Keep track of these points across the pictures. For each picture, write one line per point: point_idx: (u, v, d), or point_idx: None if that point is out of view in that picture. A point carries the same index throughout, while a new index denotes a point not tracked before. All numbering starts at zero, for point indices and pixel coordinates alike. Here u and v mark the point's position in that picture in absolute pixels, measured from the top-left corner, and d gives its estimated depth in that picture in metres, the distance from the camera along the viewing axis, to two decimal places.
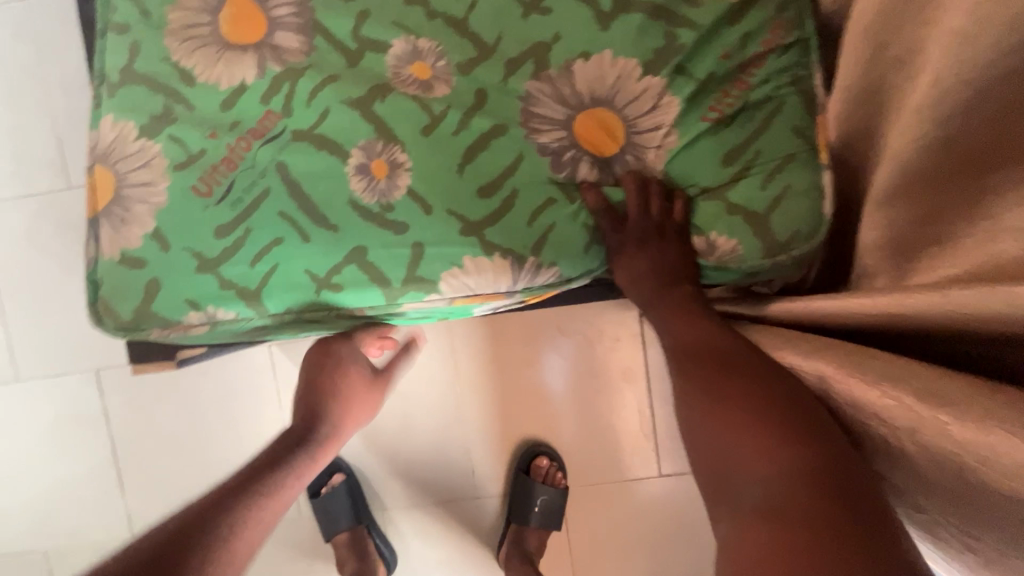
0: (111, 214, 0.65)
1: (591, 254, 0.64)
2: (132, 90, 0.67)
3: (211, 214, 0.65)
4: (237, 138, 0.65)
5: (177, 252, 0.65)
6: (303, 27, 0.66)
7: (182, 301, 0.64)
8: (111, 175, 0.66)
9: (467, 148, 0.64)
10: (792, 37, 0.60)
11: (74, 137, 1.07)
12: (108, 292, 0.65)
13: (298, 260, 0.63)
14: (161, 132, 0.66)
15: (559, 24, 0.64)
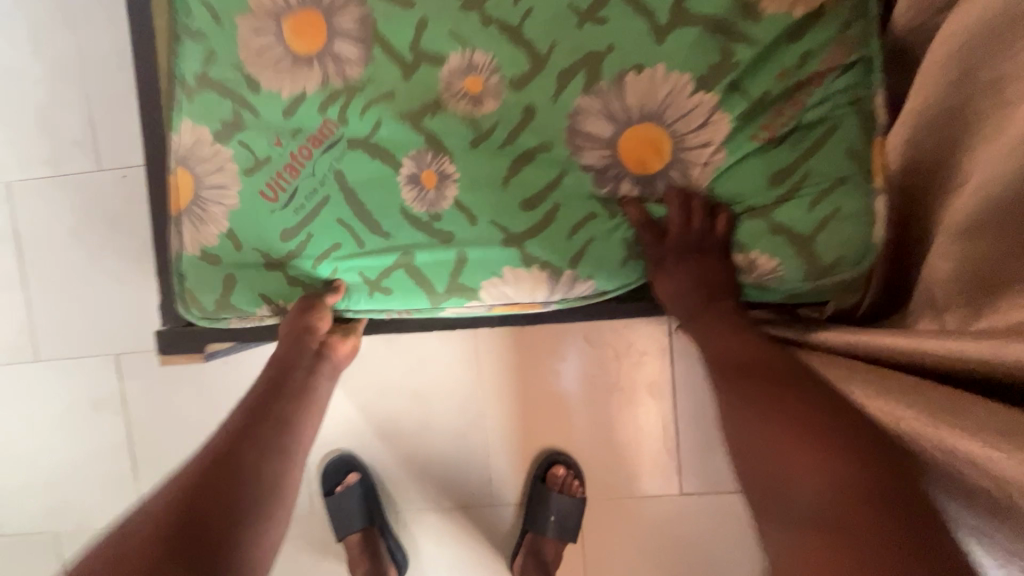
0: (191, 214, 0.68)
1: (629, 268, 0.63)
2: (207, 95, 0.69)
3: (277, 218, 0.67)
4: (299, 146, 0.67)
5: (250, 251, 0.68)
6: (363, 38, 0.65)
7: (255, 295, 0.67)
8: (191, 176, 0.69)
9: (513, 163, 0.64)
10: (856, 55, 0.58)
11: (109, 122, 1.06)
12: (194, 283, 0.69)
13: (354, 264, 0.66)
14: (230, 138, 0.68)
15: (614, 34, 0.61)
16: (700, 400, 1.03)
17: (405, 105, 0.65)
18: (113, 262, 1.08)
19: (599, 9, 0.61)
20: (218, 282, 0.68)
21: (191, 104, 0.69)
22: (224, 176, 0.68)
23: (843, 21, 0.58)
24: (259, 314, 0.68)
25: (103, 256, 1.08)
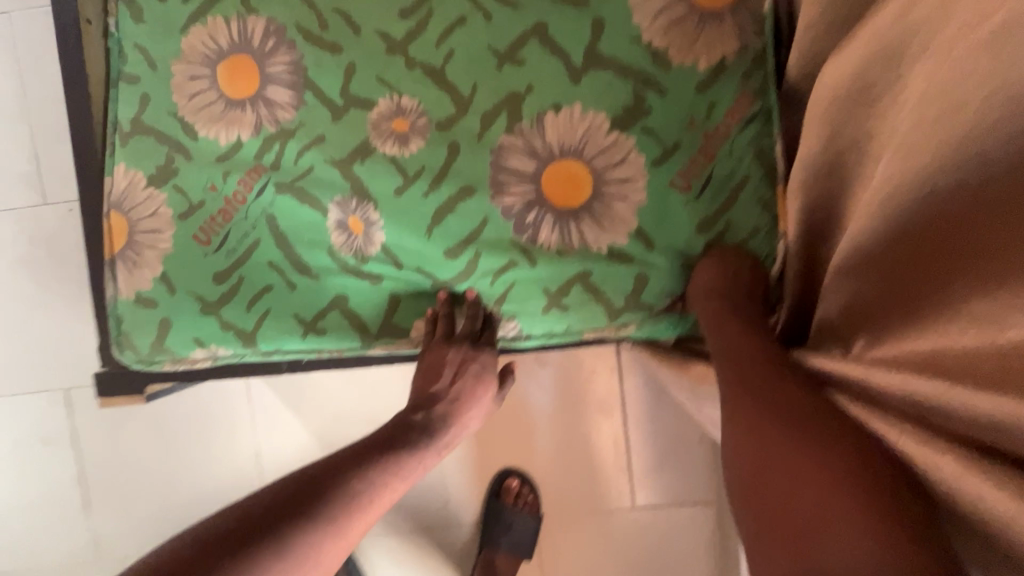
0: (125, 258, 0.69)
1: (550, 316, 0.67)
2: (143, 141, 0.70)
3: (209, 262, 0.68)
4: (232, 191, 0.68)
5: (183, 295, 0.68)
6: (294, 83, 0.67)
7: (189, 339, 0.68)
8: (125, 223, 0.70)
9: (437, 209, 0.66)
10: (755, 107, 0.61)
11: (54, 155, 1.06)
12: (129, 328, 0.69)
13: (286, 307, 0.68)
14: (165, 184, 0.69)
15: (533, 76, 0.64)
16: (651, 414, 1.06)
17: (336, 150, 0.67)
18: (60, 296, 1.07)
19: (518, 52, 0.64)
20: (154, 325, 0.69)
21: (125, 149, 0.70)
22: (157, 219, 0.69)
23: (744, 70, 0.61)
24: (193, 357, 0.69)
25: (49, 290, 1.07)
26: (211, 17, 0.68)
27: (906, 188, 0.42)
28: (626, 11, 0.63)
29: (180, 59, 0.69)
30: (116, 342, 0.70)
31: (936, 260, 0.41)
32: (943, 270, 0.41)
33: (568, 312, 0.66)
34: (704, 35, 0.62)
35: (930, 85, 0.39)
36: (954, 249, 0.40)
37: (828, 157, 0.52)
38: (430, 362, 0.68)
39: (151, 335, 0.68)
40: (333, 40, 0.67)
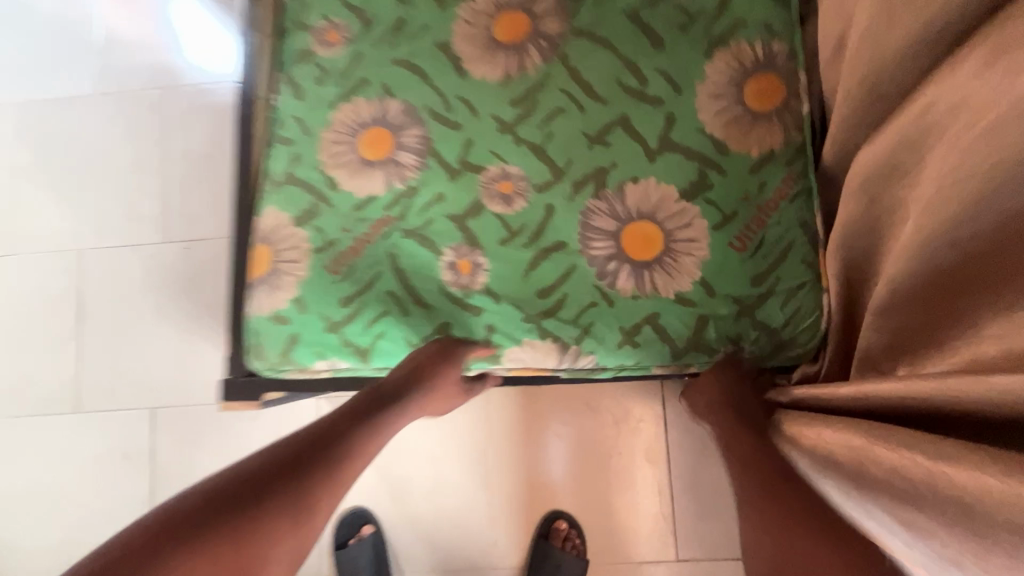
0: (266, 281, 0.82)
1: (624, 351, 0.77)
2: (291, 189, 0.87)
3: (338, 288, 0.81)
4: (363, 232, 0.83)
5: (314, 315, 0.81)
6: (422, 151, 0.84)
7: (313, 351, 0.80)
8: (269, 253, 0.84)
9: (533, 257, 0.79)
10: (798, 187, 0.76)
11: (184, 204, 1.26)
12: (260, 340, 0.81)
13: (399, 330, 0.80)
14: (307, 224, 0.84)
15: (616, 156, 0.80)
16: (693, 466, 1.12)
17: (452, 203, 0.82)
18: (165, 322, 1.22)
19: (604, 136, 0.81)
20: (285, 339, 0.80)
21: (277, 194, 0.87)
22: (297, 249, 0.83)
23: (788, 158, 0.77)
24: (314, 368, 0.81)
25: (156, 317, 1.23)
26: (361, 101, 0.88)
27: (923, 248, 0.55)
28: (692, 109, 0.80)
29: (330, 129, 0.88)
30: (247, 351, 0.81)
31: (950, 303, 0.54)
32: (956, 310, 0.54)
33: (639, 348, 0.77)
34: (756, 131, 0.78)
35: (940, 165, 0.53)
36: (961, 295, 0.53)
37: (865, 220, 0.67)
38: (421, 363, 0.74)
39: (282, 346, 0.80)
40: (457, 121, 0.85)
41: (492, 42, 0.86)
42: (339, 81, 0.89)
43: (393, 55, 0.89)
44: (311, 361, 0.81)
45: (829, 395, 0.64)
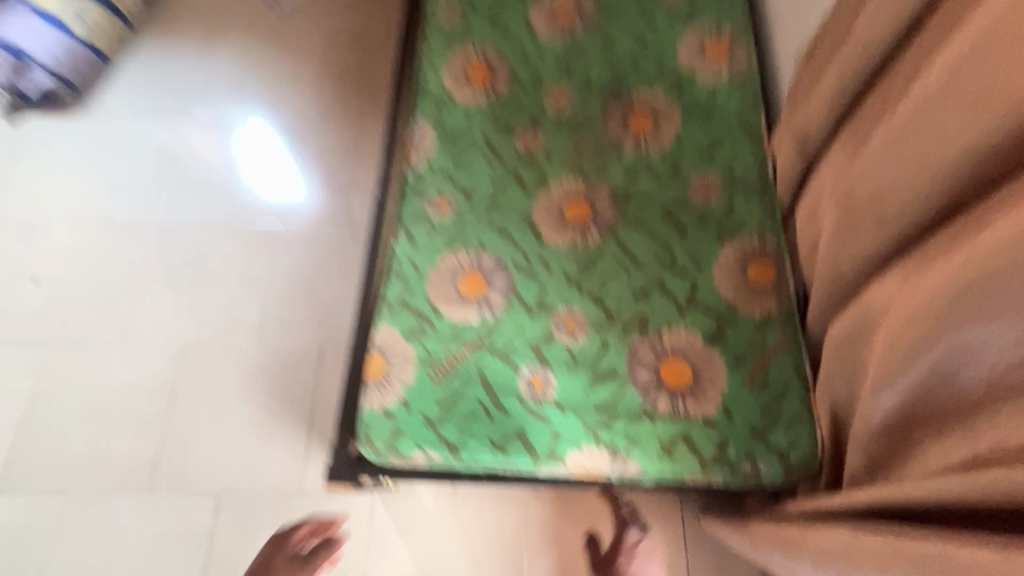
0: (379, 383, 1.04)
1: (665, 460, 0.96)
2: (402, 311, 1.12)
3: (437, 392, 1.03)
4: (460, 349, 1.07)
5: (416, 412, 1.01)
6: (508, 292, 1.12)
7: (413, 443, 0.98)
8: (382, 360, 1.06)
9: (592, 379, 1.02)
10: (791, 341, 1.03)
11: (280, 314, 1.51)
12: (370, 430, 1.00)
13: (484, 430, 1.00)
14: (414, 339, 1.08)
15: (654, 307, 1.08)
16: None
17: (530, 333, 1.08)
18: (245, 414, 1.40)
19: (645, 292, 1.09)
20: (390, 431, 1.00)
21: (391, 315, 1.11)
22: (404, 359, 1.06)
23: (782, 319, 1.05)
24: (412, 457, 0.98)
25: (238, 409, 1.41)
26: (462, 252, 1.18)
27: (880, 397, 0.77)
28: (710, 279, 1.10)
29: (436, 270, 1.17)
30: (358, 440, 1.00)
31: (905, 431, 0.76)
32: (910, 435, 0.75)
33: (676, 458, 0.97)
34: (757, 299, 1.07)
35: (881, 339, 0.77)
36: (913, 426, 0.75)
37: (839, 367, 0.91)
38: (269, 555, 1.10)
39: (389, 437, 0.99)
40: (535, 272, 1.14)
41: (563, 221, 1.19)
42: (446, 236, 1.20)
43: (489, 222, 1.21)
44: (410, 451, 0.99)
45: (821, 503, 0.84)
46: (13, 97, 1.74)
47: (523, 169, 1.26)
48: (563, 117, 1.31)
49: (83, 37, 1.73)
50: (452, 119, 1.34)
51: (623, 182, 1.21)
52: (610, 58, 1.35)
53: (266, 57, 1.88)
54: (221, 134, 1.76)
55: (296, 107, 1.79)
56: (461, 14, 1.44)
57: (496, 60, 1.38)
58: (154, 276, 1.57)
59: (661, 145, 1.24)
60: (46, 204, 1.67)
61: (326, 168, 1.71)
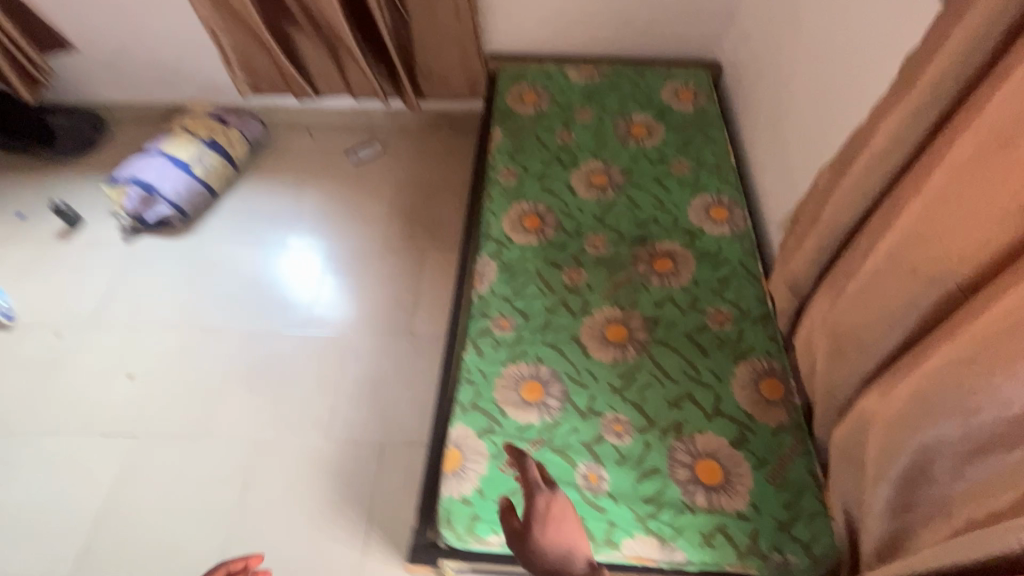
0: (456, 474, 1.22)
1: (705, 549, 1.13)
2: (474, 413, 1.33)
3: (507, 483, 1.21)
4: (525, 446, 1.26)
5: (490, 501, 1.19)
6: (563, 399, 1.34)
7: (490, 527, 1.16)
8: (458, 454, 1.25)
9: (638, 475, 1.21)
10: (802, 446, 1.25)
11: (345, 414, 1.71)
12: (451, 515, 1.17)
13: None
14: (485, 437, 1.28)
15: (686, 414, 1.30)
16: None
17: (584, 434, 1.28)
18: (308, 508, 1.54)
19: (678, 402, 1.32)
20: (469, 516, 1.17)
21: (464, 416, 1.32)
22: (478, 454, 1.25)
23: (793, 428, 1.27)
24: (488, 540, 1.15)
25: (302, 502, 1.55)
26: (522, 364, 1.42)
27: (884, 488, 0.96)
28: (730, 392, 1.33)
29: (501, 378, 1.39)
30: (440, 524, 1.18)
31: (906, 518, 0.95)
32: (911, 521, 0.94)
33: (714, 548, 1.13)
34: (771, 409, 1.30)
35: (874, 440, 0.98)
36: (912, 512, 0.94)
37: (843, 464, 1.10)
38: None
39: (469, 521, 1.17)
40: (584, 382, 1.37)
41: (606, 340, 1.45)
42: (509, 349, 1.45)
43: (544, 339, 1.47)
44: (487, 534, 1.16)
45: None
46: (134, 224, 2.13)
47: (570, 298, 1.56)
48: (601, 257, 1.63)
49: (201, 178, 2.18)
50: (511, 256, 1.66)
51: (652, 310, 1.50)
52: (635, 213, 1.72)
53: (344, 198, 2.29)
54: (304, 258, 2.09)
55: (367, 238, 2.15)
56: (517, 177, 1.84)
57: (545, 212, 1.76)
58: (237, 375, 1.78)
59: (681, 282, 1.55)
60: (147, 311, 1.93)
61: (389, 288, 2.01)
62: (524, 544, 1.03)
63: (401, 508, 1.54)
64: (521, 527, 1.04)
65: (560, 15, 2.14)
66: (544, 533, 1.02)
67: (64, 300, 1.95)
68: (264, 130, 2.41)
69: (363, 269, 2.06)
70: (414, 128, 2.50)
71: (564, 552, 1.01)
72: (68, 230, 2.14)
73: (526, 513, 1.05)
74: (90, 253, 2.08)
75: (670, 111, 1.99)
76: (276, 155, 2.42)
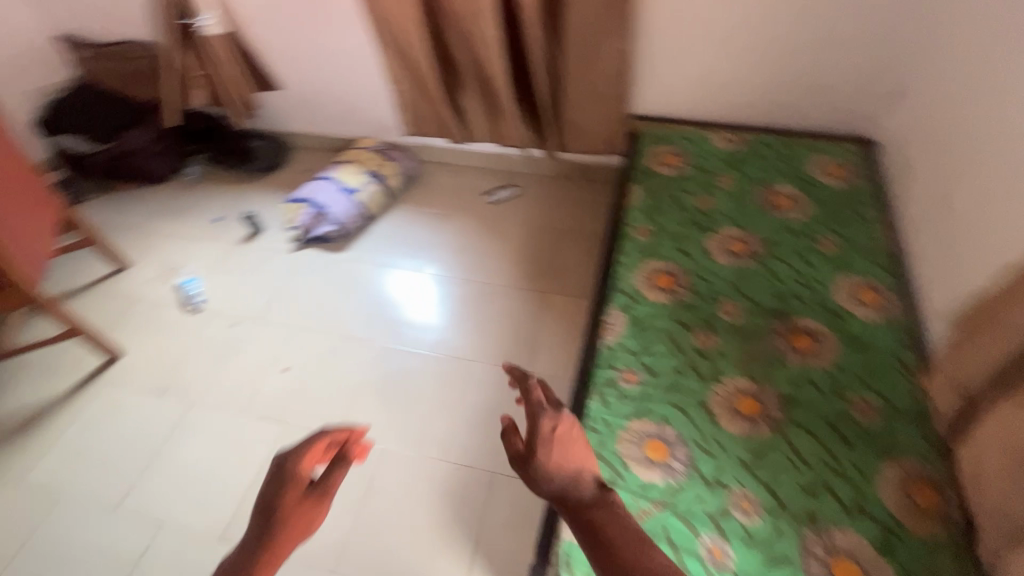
0: None
1: None
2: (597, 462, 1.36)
3: None
4: (647, 505, 1.27)
5: None
6: (688, 464, 1.34)
7: None
8: None
9: (767, 560, 1.18)
10: (957, 567, 1.15)
11: (461, 436, 1.81)
12: (569, 558, 1.20)
13: None
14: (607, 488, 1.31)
15: (821, 505, 1.25)
16: None
17: (709, 505, 1.27)
18: (421, 520, 1.65)
19: (813, 490, 1.27)
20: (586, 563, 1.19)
21: None
22: None
23: (947, 544, 1.18)
24: None
25: (417, 513, 1.66)
26: (646, 420, 1.43)
27: None
28: (873, 491, 1.26)
29: (624, 430, 1.42)
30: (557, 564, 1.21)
31: None
32: None
33: None
34: (921, 518, 1.21)
35: None
36: None
37: None
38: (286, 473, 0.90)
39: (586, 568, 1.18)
40: (711, 450, 1.36)
41: (736, 411, 1.43)
42: (635, 404, 1.48)
43: (670, 399, 1.48)
44: None
45: None
46: (302, 237, 2.46)
47: (700, 361, 1.56)
48: (734, 325, 1.63)
49: (360, 203, 2.48)
50: (641, 311, 1.70)
51: (788, 387, 1.46)
52: (774, 284, 1.70)
53: (477, 234, 2.48)
54: (438, 284, 2.29)
55: (496, 273, 2.30)
56: (651, 234, 1.90)
57: (678, 272, 1.79)
58: (370, 383, 1.97)
59: (821, 362, 1.50)
60: (304, 314, 2.21)
61: (512, 322, 2.13)
62: (532, 468, 0.94)
63: (504, 539, 1.60)
64: (527, 450, 0.95)
65: (707, 84, 2.22)
66: (550, 456, 0.94)
67: (240, 295, 2.28)
68: (414, 166, 2.72)
69: (489, 301, 2.21)
70: (547, 178, 2.68)
71: (571, 472, 0.93)
72: (250, 236, 2.52)
73: (529, 435, 0.98)
74: (264, 257, 2.43)
75: (817, 185, 1.95)
76: (422, 189, 2.70)
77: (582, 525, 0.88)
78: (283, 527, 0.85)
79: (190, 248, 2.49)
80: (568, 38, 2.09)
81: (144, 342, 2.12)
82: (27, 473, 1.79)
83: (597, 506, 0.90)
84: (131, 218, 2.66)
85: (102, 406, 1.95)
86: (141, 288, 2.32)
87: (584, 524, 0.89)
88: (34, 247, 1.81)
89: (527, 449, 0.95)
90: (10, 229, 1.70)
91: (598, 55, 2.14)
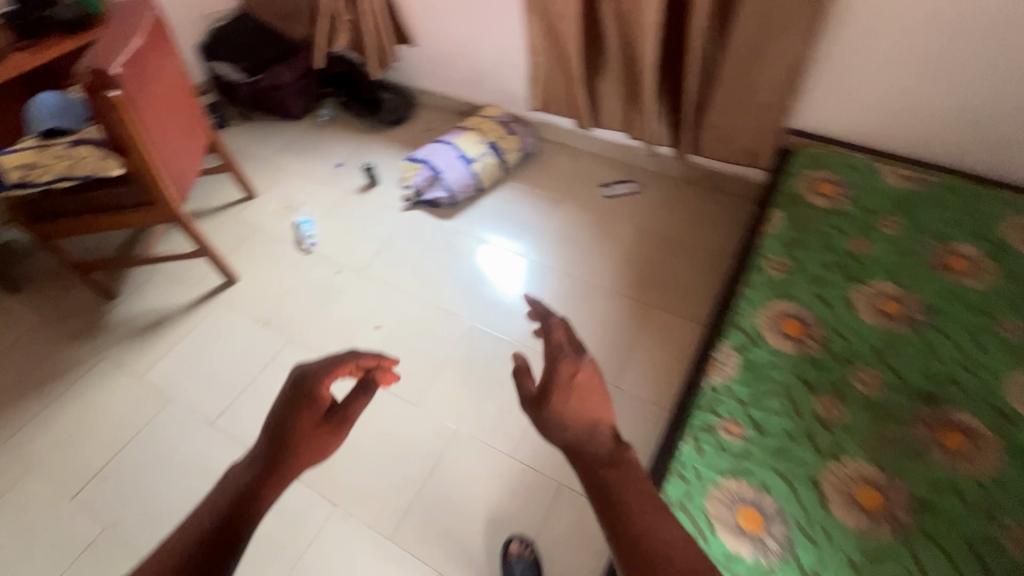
0: None
1: None
2: (680, 513, 1.27)
3: None
4: None
5: None
6: (784, 546, 1.20)
7: None
8: None
9: None
10: None
11: (534, 436, 1.76)
12: None
13: None
14: None
15: None
16: None
17: None
18: (480, 511, 1.63)
19: None
20: None
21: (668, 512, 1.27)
22: None
23: None
24: None
25: (477, 502, 1.65)
26: (742, 481, 1.30)
27: None
28: None
29: (716, 486, 1.30)
30: None
31: None
32: None
33: None
34: None
35: None
36: None
37: None
38: (305, 387, 0.75)
39: None
40: (814, 538, 1.20)
41: (853, 500, 1.25)
42: (734, 460, 1.34)
43: (775, 465, 1.33)
44: None
45: None
46: (413, 198, 2.47)
47: (817, 431, 1.38)
48: (869, 398, 1.41)
49: (475, 173, 2.44)
50: (758, 356, 1.54)
51: (924, 489, 1.25)
52: (929, 362, 1.45)
53: (587, 226, 2.36)
54: (536, 270, 2.22)
55: (599, 273, 2.19)
56: (786, 271, 1.70)
57: (810, 322, 1.58)
58: (454, 359, 1.97)
59: (973, 470, 1.26)
60: (403, 274, 2.24)
61: (606, 329, 2.02)
62: (538, 414, 0.70)
63: (559, 555, 1.55)
64: (540, 390, 0.71)
65: (893, 109, 1.90)
66: (565, 403, 0.69)
67: (348, 244, 2.36)
68: (535, 143, 2.62)
69: (586, 301, 2.11)
70: (672, 180, 2.49)
71: (587, 421, 0.68)
72: (366, 186, 2.58)
73: (545, 376, 0.72)
74: (376, 211, 2.48)
75: (1011, 253, 1.62)
76: (538, 167, 2.61)
77: (594, 490, 0.64)
78: (295, 454, 0.70)
79: (311, 189, 2.60)
80: (739, 34, 1.86)
81: (259, 272, 2.26)
82: (148, 369, 1.98)
83: (616, 468, 0.64)
84: (264, 149, 2.81)
85: (216, 324, 2.11)
86: (264, 221, 2.47)
87: (595, 484, 0.64)
88: (184, 169, 1.93)
89: (538, 389, 0.70)
90: (169, 150, 1.81)
91: (769, 57, 1.89)
